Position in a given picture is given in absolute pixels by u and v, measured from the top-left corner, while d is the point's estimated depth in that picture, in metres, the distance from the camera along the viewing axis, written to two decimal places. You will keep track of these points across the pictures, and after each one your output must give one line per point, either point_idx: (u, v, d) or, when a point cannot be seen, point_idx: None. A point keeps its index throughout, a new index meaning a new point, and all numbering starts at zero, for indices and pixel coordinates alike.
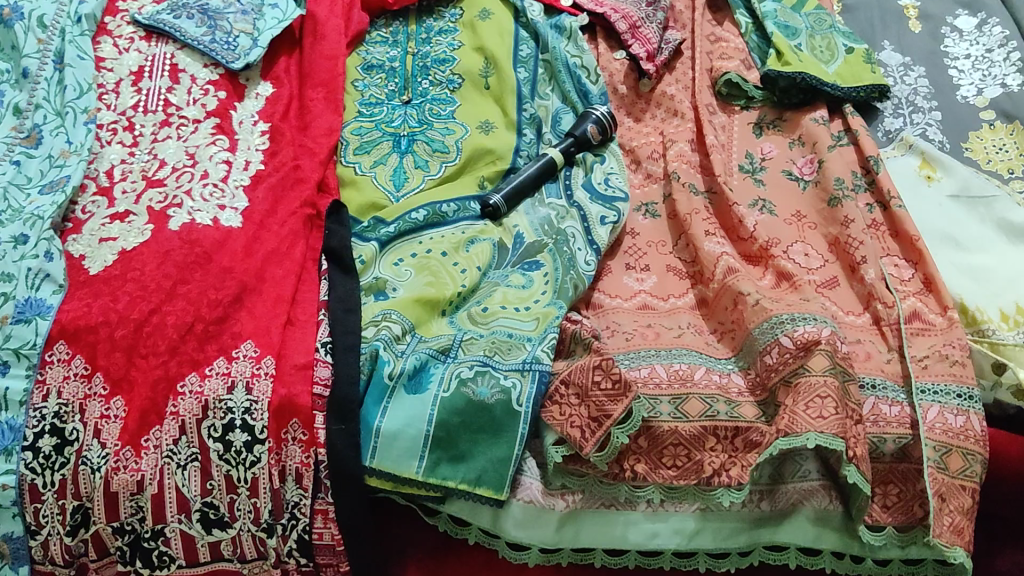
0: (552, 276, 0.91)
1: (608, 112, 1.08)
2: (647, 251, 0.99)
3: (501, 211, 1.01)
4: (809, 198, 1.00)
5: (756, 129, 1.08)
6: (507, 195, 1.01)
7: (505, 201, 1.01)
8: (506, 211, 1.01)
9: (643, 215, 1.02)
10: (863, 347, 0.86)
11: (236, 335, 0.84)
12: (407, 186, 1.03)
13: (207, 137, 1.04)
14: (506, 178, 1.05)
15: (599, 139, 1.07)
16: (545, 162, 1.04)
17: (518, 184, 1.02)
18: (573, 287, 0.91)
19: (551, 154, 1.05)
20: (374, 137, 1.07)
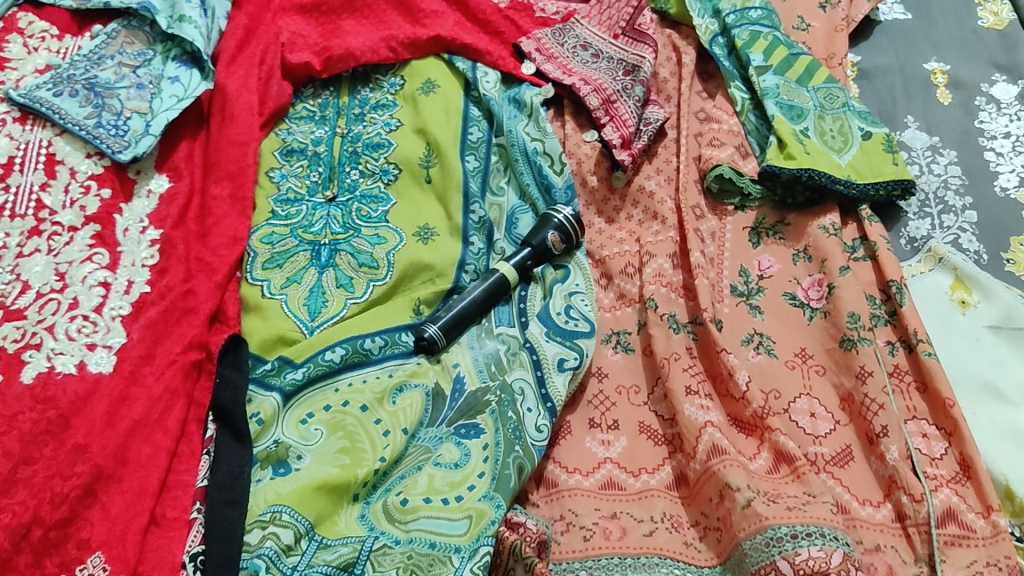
0: (492, 453, 0.73)
1: (573, 215, 0.89)
2: (616, 402, 0.80)
3: (438, 346, 0.82)
4: (816, 332, 0.81)
5: (753, 237, 0.89)
6: (446, 325, 0.83)
7: (443, 333, 0.82)
8: (445, 345, 0.83)
9: (613, 350, 0.84)
10: (883, 557, 0.67)
11: (84, 544, 0.66)
12: (324, 313, 0.84)
13: (83, 252, 0.84)
14: (447, 300, 0.86)
15: (561, 248, 0.88)
16: (495, 280, 0.86)
17: (460, 312, 0.84)
18: (516, 471, 0.73)
19: (502, 270, 0.86)
20: (289, 245, 0.89)
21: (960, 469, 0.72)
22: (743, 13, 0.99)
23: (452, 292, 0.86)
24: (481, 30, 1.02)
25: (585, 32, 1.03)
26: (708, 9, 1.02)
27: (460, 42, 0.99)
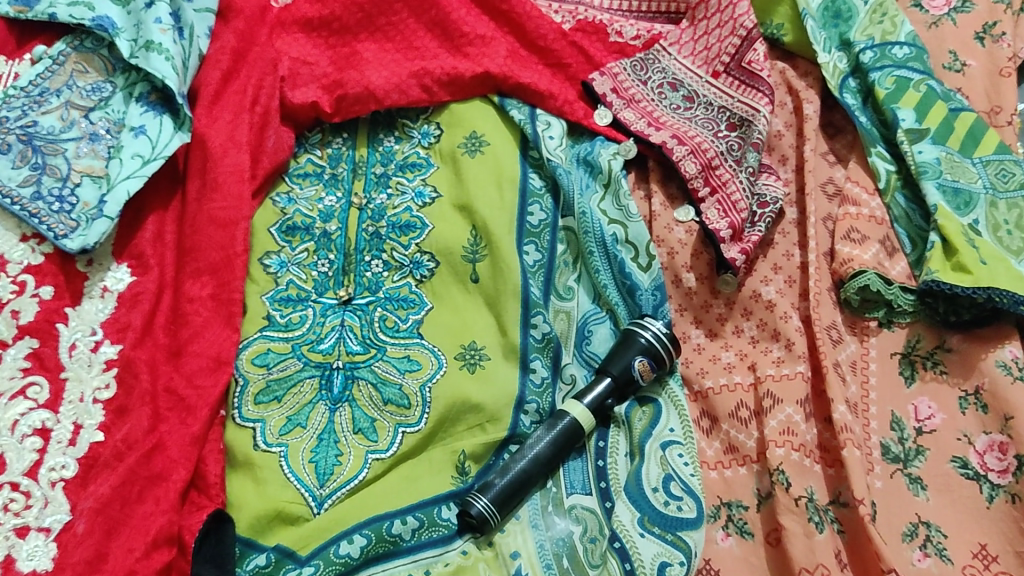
0: None
1: (665, 333, 0.67)
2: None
3: (488, 522, 0.60)
4: (1002, 523, 0.60)
5: (906, 369, 0.67)
6: (499, 494, 0.61)
7: (494, 504, 0.60)
8: (498, 520, 0.60)
9: (726, 534, 0.63)
10: None
11: None
12: (337, 475, 0.62)
13: (11, 385, 0.61)
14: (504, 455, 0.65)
15: (649, 376, 0.67)
16: (563, 427, 0.64)
17: (520, 476, 0.62)
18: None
19: (573, 413, 0.65)
20: (290, 369, 0.67)
21: None
22: (883, 50, 0.77)
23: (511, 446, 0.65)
24: (541, 62, 0.80)
25: (674, 64, 0.80)
26: (834, 38, 0.80)
27: (516, 80, 0.77)
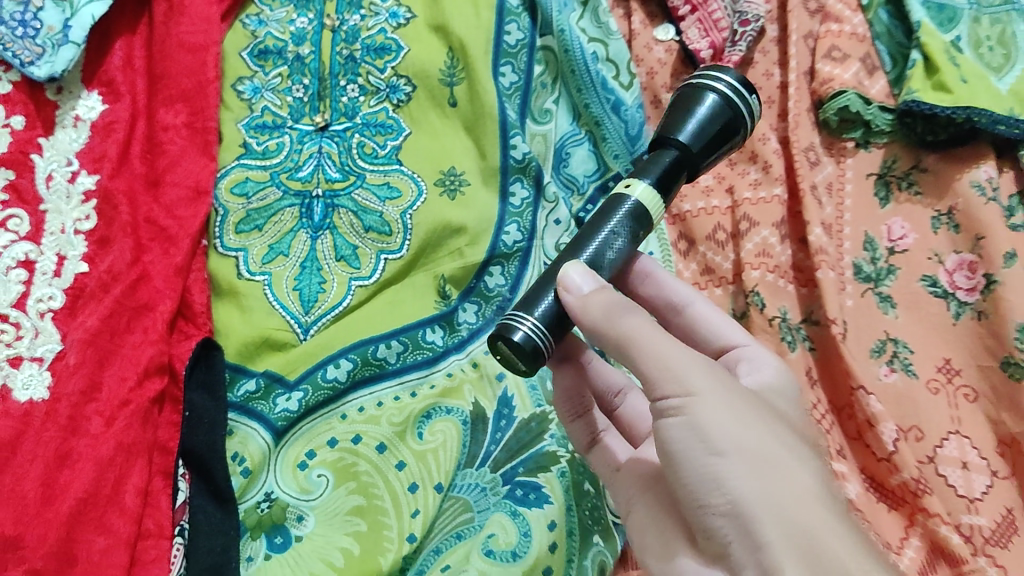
0: (562, 543, 0.57)
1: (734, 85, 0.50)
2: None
3: (541, 351, 0.47)
4: (965, 337, 0.63)
5: (880, 189, 0.68)
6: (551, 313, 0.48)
7: (546, 330, 0.48)
8: (554, 340, 0.48)
9: None
10: None
11: None
12: (322, 303, 0.64)
13: None
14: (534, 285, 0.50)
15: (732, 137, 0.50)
16: (626, 212, 0.49)
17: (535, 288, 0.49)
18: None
19: (636, 194, 0.50)
20: (269, 198, 0.67)
21: None
22: None
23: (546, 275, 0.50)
24: None
25: None
26: None
27: None
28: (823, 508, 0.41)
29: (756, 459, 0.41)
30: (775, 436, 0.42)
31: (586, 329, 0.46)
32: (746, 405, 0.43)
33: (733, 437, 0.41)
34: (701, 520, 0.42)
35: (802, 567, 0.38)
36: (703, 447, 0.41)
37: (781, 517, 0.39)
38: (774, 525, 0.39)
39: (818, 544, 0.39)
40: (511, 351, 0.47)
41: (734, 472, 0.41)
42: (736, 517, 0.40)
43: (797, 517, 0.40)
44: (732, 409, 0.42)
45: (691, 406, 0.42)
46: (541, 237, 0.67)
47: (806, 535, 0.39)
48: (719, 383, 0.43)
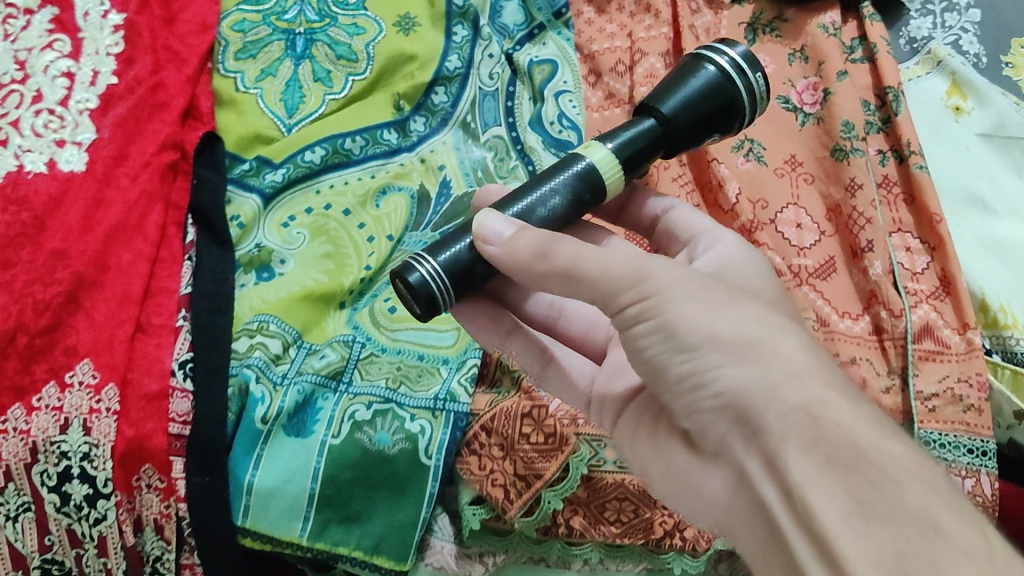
0: None
1: (741, 62, 0.55)
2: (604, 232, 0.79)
3: (437, 302, 0.54)
4: (806, 138, 0.80)
5: (748, 33, 0.86)
6: (450, 260, 0.54)
7: (443, 274, 0.53)
8: (450, 294, 0.54)
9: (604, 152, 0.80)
10: (858, 370, 0.69)
11: (71, 351, 0.66)
12: (303, 110, 0.81)
13: (41, 37, 0.81)
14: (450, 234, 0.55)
15: (718, 117, 0.55)
16: (578, 170, 0.55)
17: (445, 238, 0.55)
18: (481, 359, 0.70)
19: (593, 157, 0.56)
20: (262, 35, 0.84)
21: (940, 284, 0.72)
22: None
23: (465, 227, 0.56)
24: None
25: None
26: None
27: None
28: (813, 380, 0.45)
29: (726, 353, 0.46)
30: (746, 312, 0.48)
31: (513, 270, 0.52)
32: (705, 287, 0.49)
33: (708, 336, 0.47)
34: (694, 416, 0.49)
35: (802, 445, 0.43)
36: (677, 343, 0.48)
37: (774, 405, 0.44)
38: (771, 414, 0.44)
39: (823, 415, 0.43)
40: (416, 301, 0.53)
41: (718, 362, 0.47)
42: (734, 407, 0.46)
43: (798, 401, 0.44)
44: (701, 287, 0.49)
45: (658, 309, 0.48)
46: (477, 66, 0.84)
47: (819, 425, 0.43)
48: (679, 279, 0.49)
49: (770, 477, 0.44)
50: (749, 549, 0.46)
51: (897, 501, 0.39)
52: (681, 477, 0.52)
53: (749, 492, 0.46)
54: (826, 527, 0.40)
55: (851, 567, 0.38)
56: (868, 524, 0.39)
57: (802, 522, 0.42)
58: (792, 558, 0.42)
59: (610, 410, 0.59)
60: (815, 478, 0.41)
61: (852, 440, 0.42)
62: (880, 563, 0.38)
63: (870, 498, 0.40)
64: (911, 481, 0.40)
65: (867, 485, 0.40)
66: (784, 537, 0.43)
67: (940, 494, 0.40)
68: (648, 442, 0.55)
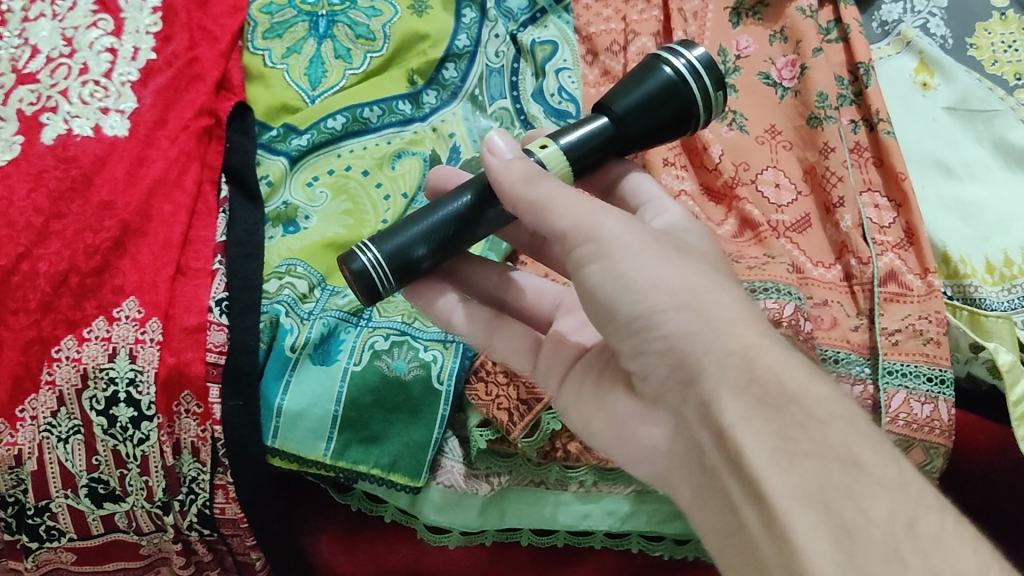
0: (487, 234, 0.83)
1: (695, 67, 0.57)
2: None
3: (376, 288, 0.57)
4: (785, 110, 0.87)
5: (733, 18, 0.93)
6: (393, 253, 0.57)
7: (385, 263, 0.57)
8: (391, 283, 0.57)
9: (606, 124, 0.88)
10: (829, 311, 0.76)
11: (118, 290, 0.74)
12: (325, 84, 0.89)
13: (87, 17, 0.89)
14: (413, 214, 0.58)
15: (666, 119, 0.57)
16: None
17: (400, 228, 0.57)
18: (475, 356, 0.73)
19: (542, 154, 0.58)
20: (287, 16, 0.92)
21: (905, 237, 0.79)
22: None
23: (430, 210, 0.58)
24: None
25: None
26: None
27: None
28: (747, 330, 0.50)
29: (671, 306, 0.50)
30: (685, 267, 0.52)
31: (503, 197, 0.56)
32: (654, 243, 0.53)
33: (652, 289, 0.51)
34: (641, 361, 0.53)
35: (740, 396, 0.47)
36: (625, 292, 0.51)
37: (711, 352, 0.49)
38: (710, 363, 0.49)
39: (757, 365, 0.48)
40: (355, 280, 0.57)
41: (662, 309, 0.51)
42: (677, 355, 0.50)
43: (734, 349, 0.49)
44: (648, 239, 0.53)
45: (598, 253, 0.52)
46: (483, 46, 0.92)
47: (757, 383, 0.47)
48: (627, 231, 0.53)
49: (705, 425, 0.49)
50: (686, 489, 0.51)
51: (824, 441, 0.44)
52: (619, 423, 0.56)
53: (686, 438, 0.51)
54: (757, 467, 0.45)
55: (778, 501, 0.44)
56: (792, 459, 0.44)
57: (734, 464, 0.46)
58: (727, 497, 0.47)
59: (556, 374, 0.62)
60: (745, 418, 0.46)
61: (797, 401, 0.46)
62: (799, 493, 0.43)
63: (797, 437, 0.45)
64: (837, 422, 0.46)
65: (795, 426, 0.45)
66: (719, 479, 0.48)
67: (858, 433, 0.45)
68: (589, 393, 0.59)
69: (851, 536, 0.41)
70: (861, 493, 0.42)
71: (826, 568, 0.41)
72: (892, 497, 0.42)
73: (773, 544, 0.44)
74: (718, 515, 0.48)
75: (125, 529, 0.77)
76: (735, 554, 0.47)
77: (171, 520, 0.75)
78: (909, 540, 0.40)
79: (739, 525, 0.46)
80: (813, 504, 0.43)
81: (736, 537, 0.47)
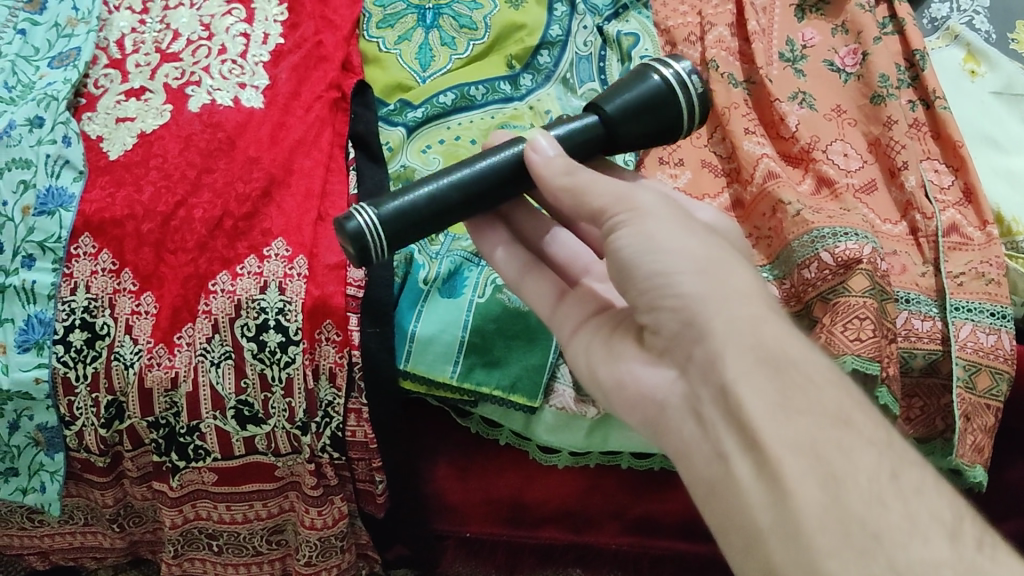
0: None
1: (681, 79, 0.65)
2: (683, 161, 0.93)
3: (368, 248, 0.61)
4: (849, 92, 0.97)
5: (798, 13, 1.04)
6: (387, 215, 0.61)
7: (379, 225, 0.61)
8: (381, 245, 0.61)
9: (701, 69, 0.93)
10: (899, 259, 0.84)
11: (267, 232, 0.83)
12: (434, 66, 0.99)
13: (222, 7, 0.99)
14: (404, 187, 0.63)
15: (652, 123, 0.65)
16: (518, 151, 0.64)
17: (396, 195, 0.62)
18: None
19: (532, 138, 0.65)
20: (398, 9, 1.03)
21: (963, 196, 0.89)
22: None
23: (418, 183, 0.63)
24: None
25: None
26: None
27: None
28: (758, 301, 0.54)
29: (690, 273, 0.55)
30: (704, 240, 0.57)
31: (539, 180, 0.62)
32: (680, 219, 0.58)
33: (675, 257, 0.55)
34: (654, 312, 0.56)
35: (743, 355, 0.52)
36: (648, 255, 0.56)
37: (724, 315, 0.53)
38: (719, 323, 0.53)
39: (762, 326, 0.53)
40: (347, 240, 0.61)
41: (680, 272, 0.55)
42: (688, 313, 0.54)
43: (746, 314, 0.53)
44: (674, 217, 0.58)
45: (630, 221, 0.57)
46: (573, 35, 1.02)
47: (766, 350, 0.52)
48: (655, 205, 0.58)
49: (707, 381, 0.53)
50: (678, 440, 0.55)
51: (817, 402, 0.50)
52: (623, 369, 0.59)
53: (686, 389, 0.55)
54: (755, 419, 0.50)
55: (773, 450, 0.49)
56: (789, 414, 0.50)
57: (730, 416, 0.51)
58: (719, 449, 0.52)
59: (570, 325, 0.66)
60: (747, 375, 0.51)
61: (798, 366, 0.52)
62: (794, 445, 0.49)
63: (794, 396, 0.51)
64: (828, 386, 0.52)
65: (793, 387, 0.51)
66: (712, 430, 0.52)
67: (848, 398, 0.52)
68: (598, 341, 0.63)
69: (838, 482, 0.47)
70: (850, 448, 0.49)
71: (817, 512, 0.47)
72: (878, 455, 0.49)
73: (766, 490, 0.49)
74: (705, 465, 0.53)
75: (263, 452, 0.84)
76: (723, 504, 0.51)
77: (307, 441, 0.82)
78: (893, 489, 0.47)
79: (727, 473, 0.51)
80: (806, 456, 0.48)
81: (723, 485, 0.51)
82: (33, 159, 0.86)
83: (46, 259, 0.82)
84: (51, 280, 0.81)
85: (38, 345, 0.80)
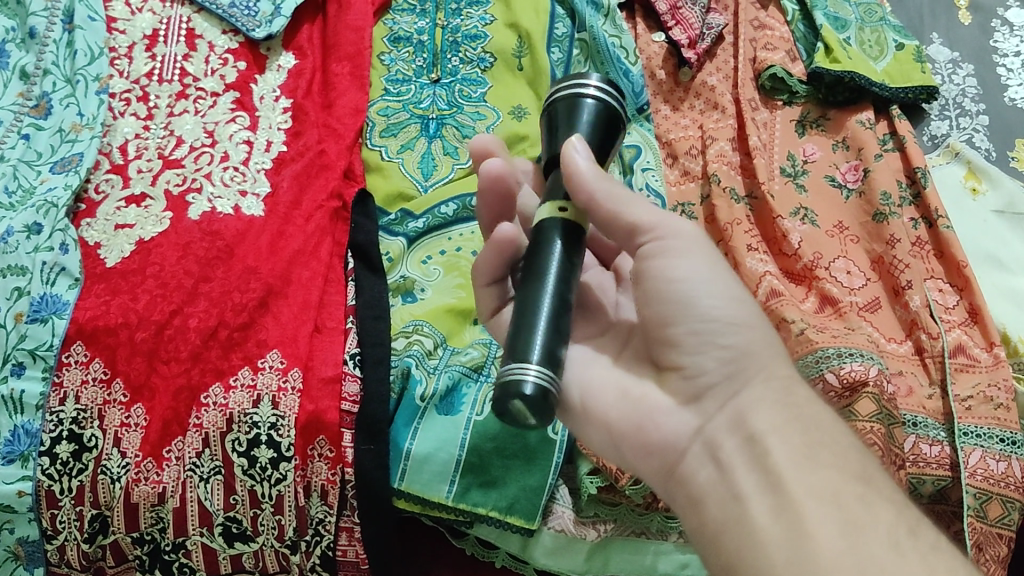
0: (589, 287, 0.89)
1: (608, 83, 0.60)
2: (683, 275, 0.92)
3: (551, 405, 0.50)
4: (852, 209, 0.97)
5: (799, 128, 1.05)
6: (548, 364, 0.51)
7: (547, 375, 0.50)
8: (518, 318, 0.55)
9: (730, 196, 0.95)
10: (906, 380, 0.83)
11: (262, 343, 0.81)
12: (436, 175, 0.99)
13: (226, 114, 1.00)
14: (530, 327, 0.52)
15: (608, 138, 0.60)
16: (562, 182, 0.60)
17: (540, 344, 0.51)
18: None
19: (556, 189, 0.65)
20: (401, 118, 1.03)
21: (968, 316, 0.88)
22: None
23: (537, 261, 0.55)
24: None
25: None
26: None
27: None
28: (786, 368, 0.59)
29: (735, 321, 0.57)
30: (739, 283, 0.59)
31: (573, 182, 0.56)
32: (710, 259, 0.59)
33: (716, 305, 0.57)
34: (697, 356, 0.58)
35: (773, 410, 0.56)
36: (700, 295, 0.57)
37: (765, 375, 0.57)
38: (760, 383, 0.57)
39: (794, 391, 0.57)
40: (529, 407, 0.50)
41: (716, 322, 0.57)
42: (734, 364, 0.57)
43: (777, 379, 0.57)
44: (707, 255, 0.58)
45: (671, 253, 0.57)
46: None
47: (795, 411, 0.56)
48: (693, 237, 0.58)
49: (734, 432, 0.56)
50: (690, 488, 0.57)
51: (842, 459, 0.53)
52: (644, 411, 0.60)
53: (708, 438, 0.57)
54: (780, 466, 0.53)
55: (796, 495, 0.51)
56: (816, 464, 0.53)
57: (755, 464, 0.54)
58: (734, 491, 0.54)
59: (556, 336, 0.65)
60: (777, 429, 0.55)
61: (820, 426, 0.55)
62: (818, 493, 0.51)
63: (818, 452, 0.54)
64: (851, 449, 0.55)
65: (818, 444, 0.54)
66: (730, 474, 0.55)
67: (872, 462, 0.54)
68: (599, 368, 0.63)
69: (858, 528, 0.49)
70: (872, 502, 0.51)
71: (836, 551, 0.48)
72: (896, 511, 0.51)
73: (783, 527, 0.51)
74: (719, 510, 0.54)
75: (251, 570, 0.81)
76: (733, 539, 0.52)
77: (296, 560, 0.80)
78: (911, 541, 0.49)
79: (741, 515, 0.53)
80: (826, 503, 0.51)
81: (734, 528, 0.53)
82: (29, 266, 0.85)
83: (37, 366, 0.80)
84: (40, 389, 0.79)
85: (23, 457, 0.78)
